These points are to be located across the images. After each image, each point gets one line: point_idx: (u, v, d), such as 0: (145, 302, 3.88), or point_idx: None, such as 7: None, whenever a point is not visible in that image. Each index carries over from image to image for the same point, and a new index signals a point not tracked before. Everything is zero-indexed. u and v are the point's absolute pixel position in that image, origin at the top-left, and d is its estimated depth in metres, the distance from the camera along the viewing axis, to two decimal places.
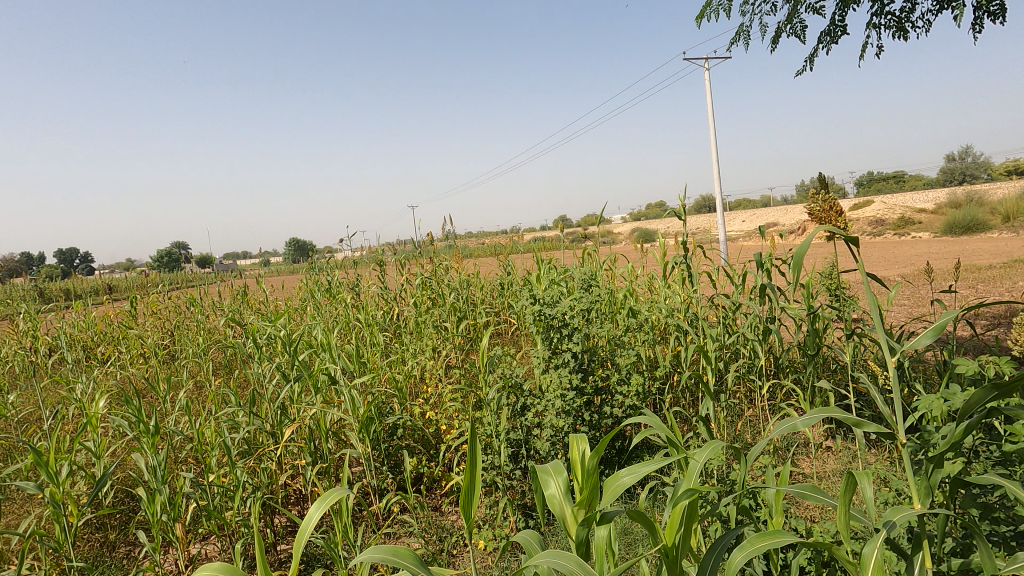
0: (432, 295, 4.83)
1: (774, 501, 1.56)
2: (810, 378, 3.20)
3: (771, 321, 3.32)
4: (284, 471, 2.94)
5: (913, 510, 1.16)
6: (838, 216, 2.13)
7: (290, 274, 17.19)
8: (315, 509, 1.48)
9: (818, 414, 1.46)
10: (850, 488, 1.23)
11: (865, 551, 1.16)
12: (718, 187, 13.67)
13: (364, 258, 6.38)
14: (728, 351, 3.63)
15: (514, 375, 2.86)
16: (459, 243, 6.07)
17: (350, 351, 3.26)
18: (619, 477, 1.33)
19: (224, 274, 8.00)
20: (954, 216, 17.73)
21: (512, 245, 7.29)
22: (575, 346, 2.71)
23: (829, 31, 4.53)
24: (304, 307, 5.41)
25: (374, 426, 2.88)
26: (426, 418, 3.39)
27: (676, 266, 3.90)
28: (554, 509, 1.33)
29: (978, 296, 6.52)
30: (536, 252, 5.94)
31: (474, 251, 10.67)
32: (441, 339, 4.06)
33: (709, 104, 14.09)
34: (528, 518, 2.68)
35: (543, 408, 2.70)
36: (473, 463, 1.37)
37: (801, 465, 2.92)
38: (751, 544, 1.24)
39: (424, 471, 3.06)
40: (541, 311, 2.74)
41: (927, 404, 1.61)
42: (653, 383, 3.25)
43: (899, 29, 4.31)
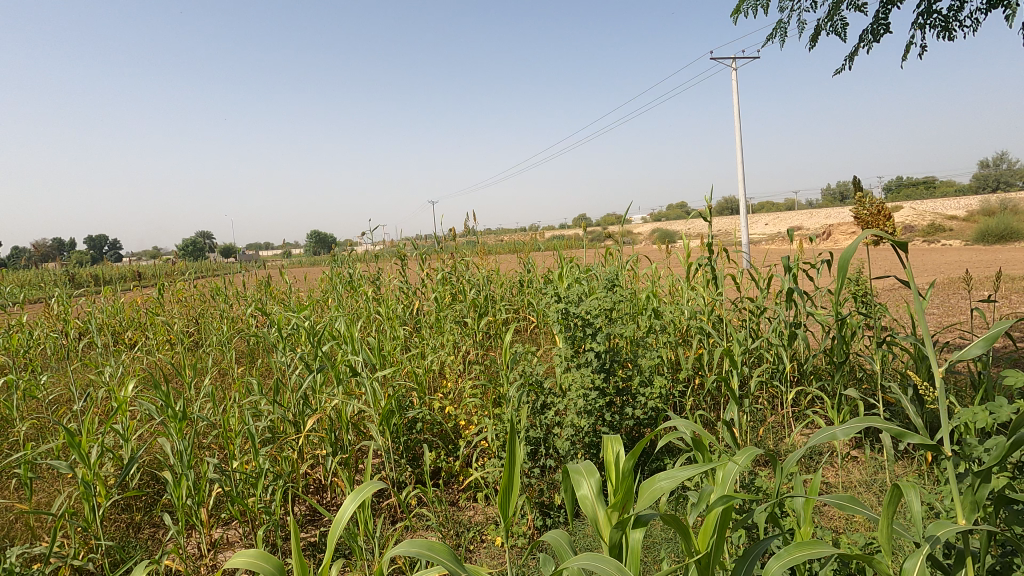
0: (452, 291, 4.85)
1: (803, 510, 1.52)
2: (837, 386, 3.12)
3: (797, 325, 3.26)
4: (305, 460, 2.98)
5: (958, 526, 1.12)
6: (886, 220, 2.08)
7: (311, 266, 17.44)
8: (349, 502, 1.51)
9: (858, 424, 1.43)
10: (893, 499, 1.20)
11: (906, 565, 1.13)
12: (741, 191, 13.57)
13: (386, 252, 6.44)
14: (753, 356, 3.57)
15: (535, 373, 2.85)
16: (480, 239, 6.08)
17: (372, 344, 3.29)
18: (656, 481, 1.32)
19: (248, 264, 8.12)
20: (988, 224, 17.18)
21: (534, 243, 7.28)
22: (598, 346, 2.68)
23: (872, 30, 4.40)
24: (327, 299, 5.48)
25: (394, 418, 2.91)
26: (446, 412, 3.41)
27: (700, 268, 3.86)
28: (587, 510, 1.32)
29: (1015, 306, 6.31)
30: (557, 250, 5.91)
31: (494, 248, 10.69)
32: (461, 334, 4.05)
33: (738, 104, 13.89)
34: (546, 517, 2.68)
35: (564, 407, 2.69)
36: (509, 458, 1.38)
37: (826, 475, 2.85)
38: (789, 554, 1.21)
39: (442, 465, 3.08)
40: (566, 309, 2.76)
41: (969, 416, 1.54)
42: (675, 385, 3.22)
43: (945, 29, 4.18)
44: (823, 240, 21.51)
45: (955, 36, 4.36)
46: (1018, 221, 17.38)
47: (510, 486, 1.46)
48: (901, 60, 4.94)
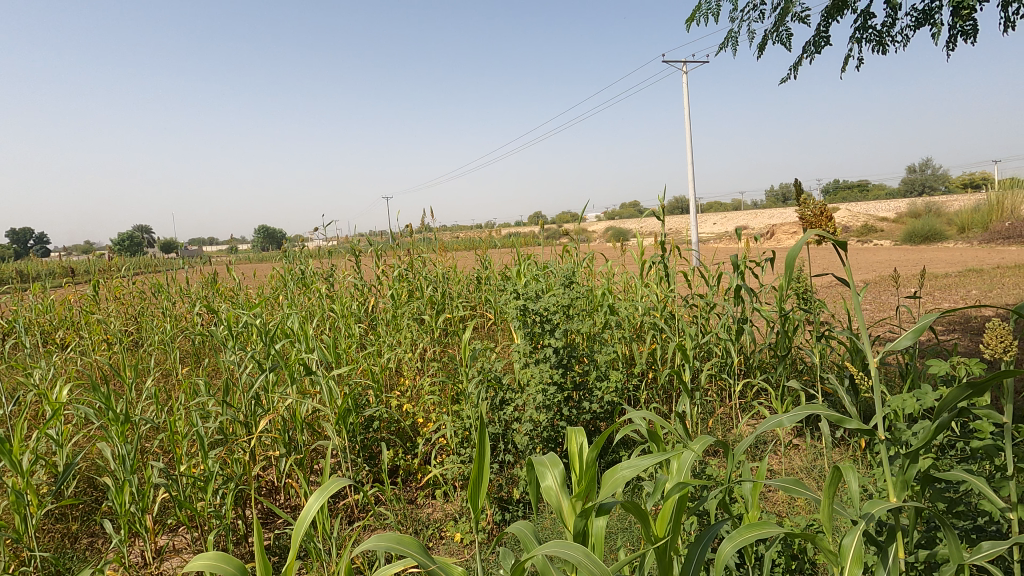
0: (409, 288, 4.82)
1: (751, 496, 1.61)
2: (780, 378, 3.29)
3: (743, 321, 3.42)
4: (258, 462, 2.90)
5: (890, 503, 1.22)
6: (828, 221, 2.20)
7: (260, 262, 16.85)
8: (314, 500, 1.47)
9: (802, 411, 1.52)
10: (834, 481, 1.29)
11: (844, 542, 1.21)
12: (690, 192, 14.01)
13: (340, 248, 6.30)
14: (703, 350, 3.70)
15: (494, 369, 2.87)
16: (437, 235, 6.03)
17: (328, 342, 3.22)
18: (618, 470, 1.36)
19: (191, 260, 7.74)
20: (914, 225, 18.38)
21: (491, 240, 7.29)
22: (556, 341, 2.72)
23: (814, 41, 4.62)
24: (278, 296, 5.32)
25: (351, 417, 2.86)
26: (403, 410, 3.38)
27: (653, 265, 3.96)
28: (551, 500, 1.35)
29: (937, 301, 6.79)
30: (515, 247, 5.93)
31: (452, 245, 10.68)
32: (419, 331, 4.02)
33: (689, 107, 14.32)
34: (505, 511, 2.70)
35: (523, 402, 2.72)
36: (478, 448, 1.39)
37: (771, 462, 3.00)
38: (740, 535, 1.28)
39: (400, 463, 3.06)
40: (525, 305, 2.79)
41: (899, 402, 1.69)
42: (630, 380, 3.31)
43: (880, 43, 4.44)
44: (767, 239, 22.51)
45: (888, 50, 4.63)
46: (941, 222, 18.72)
47: (478, 478, 1.47)
48: (841, 70, 5.21)
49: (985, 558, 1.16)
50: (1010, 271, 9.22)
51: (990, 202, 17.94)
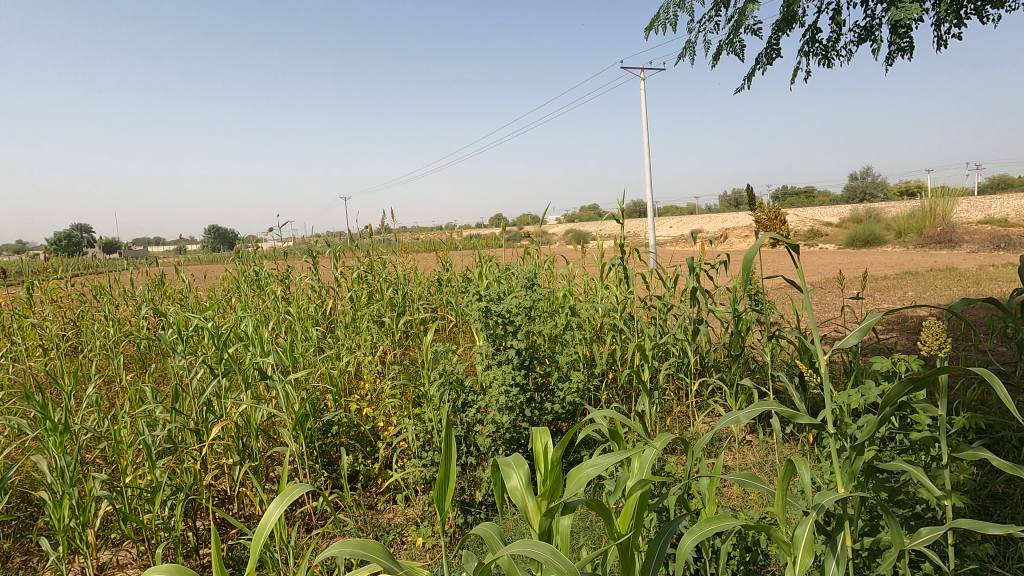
0: (368, 290, 4.74)
1: (708, 491, 1.65)
2: (734, 377, 3.40)
3: (700, 322, 3.53)
4: (209, 471, 2.79)
5: (839, 494, 1.27)
6: (781, 224, 2.30)
7: (211, 264, 16.22)
8: (273, 508, 1.42)
9: (757, 408, 1.58)
10: (787, 474, 1.34)
11: (796, 532, 1.26)
12: (648, 196, 14.32)
13: (297, 249, 6.14)
14: (661, 350, 3.79)
15: (456, 371, 2.86)
16: (397, 237, 5.96)
17: (284, 345, 3.13)
18: (583, 468, 1.37)
19: (136, 261, 7.38)
20: (856, 230, 19.35)
21: (452, 241, 7.25)
22: (518, 343, 2.74)
23: (765, 52, 4.81)
24: (230, 298, 5.14)
25: (308, 423, 2.79)
26: (363, 414, 3.33)
27: (613, 267, 4.03)
28: (516, 500, 1.35)
29: (877, 302, 7.17)
30: (476, 249, 5.92)
31: (412, 246, 10.58)
32: (379, 334, 3.96)
33: (646, 114, 14.66)
34: (467, 513, 2.70)
35: (485, 405, 2.72)
36: (446, 449, 1.38)
37: (725, 458, 3.09)
38: (699, 529, 1.31)
39: (360, 468, 3.00)
40: (487, 307, 2.79)
41: (845, 398, 1.78)
42: (591, 380, 3.35)
43: (825, 57, 4.66)
44: (720, 242, 23.25)
45: (833, 64, 4.86)
46: (879, 227, 19.78)
47: (445, 479, 1.45)
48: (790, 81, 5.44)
49: (924, 543, 1.22)
50: (941, 273, 9.84)
51: (924, 209, 19.08)
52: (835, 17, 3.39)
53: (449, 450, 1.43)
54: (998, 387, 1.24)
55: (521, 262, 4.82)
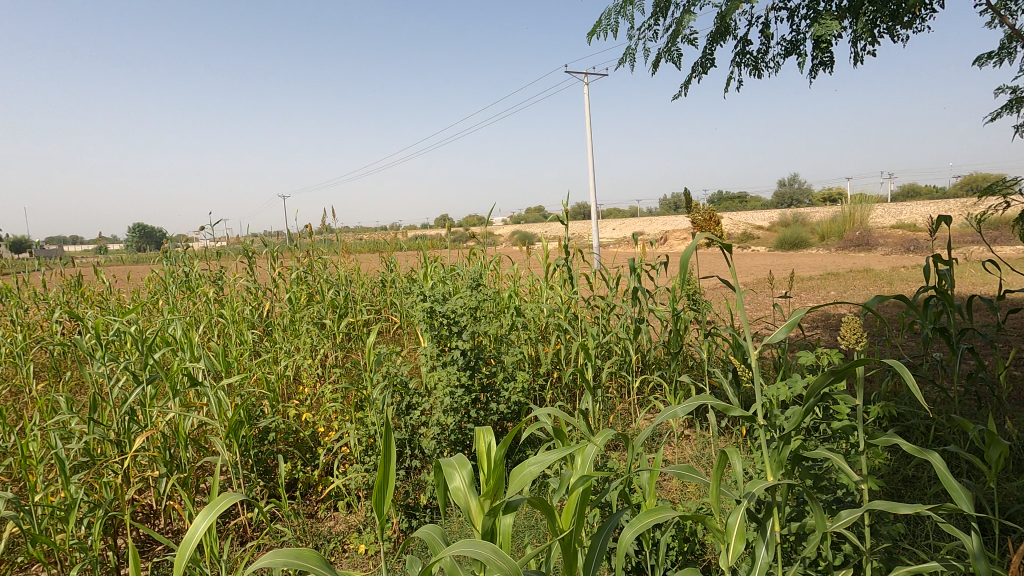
0: (308, 292, 4.58)
1: (649, 485, 1.70)
2: (673, 374, 3.52)
3: (641, 321, 3.63)
4: (132, 484, 2.61)
5: (768, 482, 1.33)
6: (714, 226, 2.42)
7: (135, 264, 15.21)
8: (200, 521, 1.35)
9: (693, 402, 1.63)
10: (721, 465, 1.39)
11: (729, 521, 1.31)
12: (592, 199, 14.63)
13: (231, 249, 5.86)
14: (604, 349, 3.87)
15: (400, 373, 2.81)
16: (339, 236, 5.80)
17: (217, 349, 2.98)
18: (525, 467, 1.38)
19: (49, 261, 6.80)
20: (785, 234, 20.48)
21: (396, 242, 7.12)
22: (463, 344, 2.72)
23: (701, 62, 5.01)
24: (157, 301, 4.83)
25: (243, 430, 2.66)
26: (302, 420, 3.21)
27: (558, 268, 4.08)
28: (459, 501, 1.33)
29: (803, 302, 7.62)
30: (421, 249, 5.84)
31: (353, 246, 10.32)
32: (320, 337, 3.83)
33: (590, 118, 14.96)
34: (411, 518, 2.65)
35: (430, 406, 2.68)
36: (385, 451, 1.34)
37: (665, 453, 3.19)
38: (638, 521, 1.35)
39: (299, 476, 2.89)
40: (431, 308, 2.76)
41: (774, 391, 1.89)
42: (536, 380, 3.37)
43: (755, 68, 4.90)
44: (660, 244, 24.01)
45: (762, 76, 5.13)
46: (804, 231, 21.04)
47: (384, 483, 1.42)
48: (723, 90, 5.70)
49: (844, 525, 1.30)
50: (858, 274, 10.59)
51: (844, 214, 20.46)
52: (764, 31, 3.57)
53: (387, 451, 1.39)
54: (909, 377, 1.33)
55: (466, 263, 4.80)
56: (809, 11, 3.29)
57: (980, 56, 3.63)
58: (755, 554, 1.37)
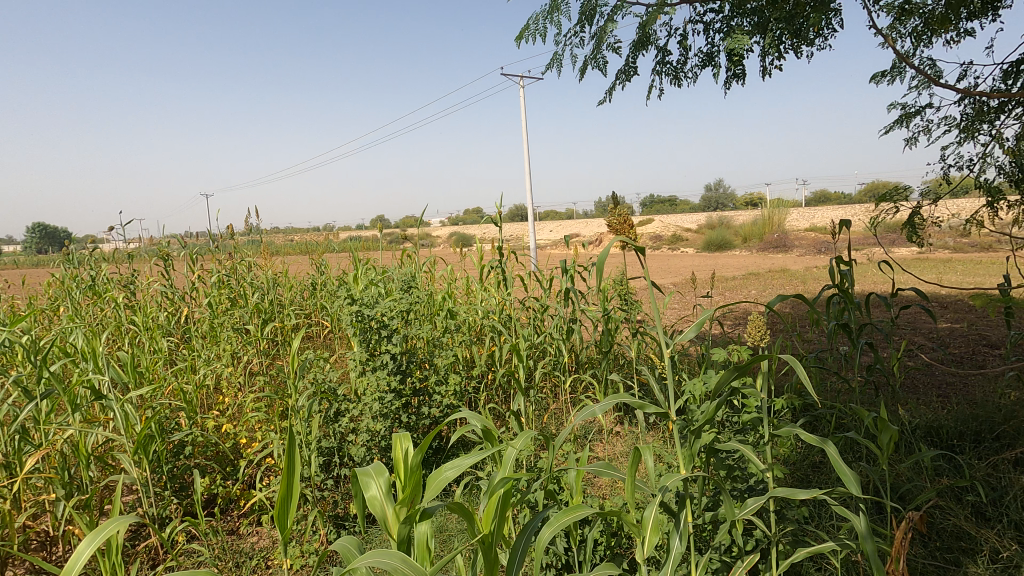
0: (230, 296, 4.35)
1: (574, 483, 1.73)
2: (603, 372, 3.61)
3: (573, 321, 3.70)
4: (24, 510, 2.38)
5: (680, 475, 1.39)
6: (630, 229, 2.47)
7: (35, 268, 13.91)
8: (83, 547, 1.29)
9: (611, 400, 1.68)
10: (637, 461, 1.44)
11: (644, 514, 1.35)
12: (528, 202, 14.79)
13: (145, 251, 5.47)
14: (537, 350, 3.91)
15: (328, 380, 2.72)
16: (265, 238, 5.55)
17: (125, 359, 2.77)
18: (442, 472, 1.36)
19: None
20: (711, 236, 21.52)
21: (328, 243, 6.90)
22: (393, 347, 2.67)
23: (626, 70, 5.19)
24: (57, 308, 4.44)
25: (154, 445, 2.49)
26: (222, 432, 3.04)
27: (492, 270, 4.09)
28: (375, 511, 1.30)
29: (727, 301, 8.04)
30: (353, 251, 5.69)
31: (282, 248, 9.90)
32: (243, 343, 3.65)
33: (525, 122, 15.12)
34: (340, 528, 2.57)
35: (359, 413, 2.61)
36: (289, 464, 1.29)
37: (597, 450, 3.26)
38: (557, 520, 1.36)
39: (218, 491, 2.73)
40: (359, 311, 2.70)
41: (690, 387, 1.99)
42: (469, 382, 3.36)
43: (676, 78, 5.13)
44: (595, 246, 24.61)
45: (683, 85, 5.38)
46: (728, 233, 22.21)
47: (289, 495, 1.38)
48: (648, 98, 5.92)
49: (750, 512, 1.37)
50: (776, 274, 11.29)
51: (763, 218, 21.77)
52: (683, 43, 3.75)
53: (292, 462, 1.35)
54: (802, 370, 1.46)
55: (400, 265, 4.72)
56: (722, 26, 3.48)
57: (875, 74, 3.96)
58: (670, 545, 1.40)
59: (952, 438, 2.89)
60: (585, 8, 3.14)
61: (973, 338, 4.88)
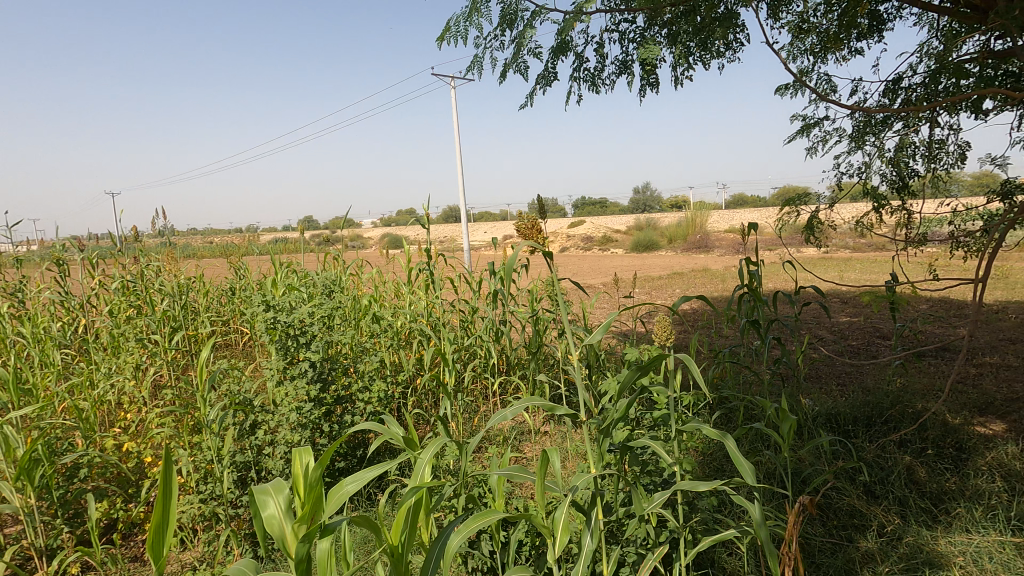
0: (135, 304, 4.04)
1: (496, 487, 1.74)
2: (532, 373, 3.65)
3: (501, 323, 3.71)
4: None
5: (591, 474, 1.43)
6: (537, 235, 2.27)
7: None
8: None
9: (524, 403, 1.71)
10: (546, 463, 1.45)
11: (556, 515, 1.38)
12: (461, 204, 14.75)
13: (36, 256, 4.99)
14: (467, 353, 3.90)
15: (242, 391, 2.58)
16: (176, 241, 5.19)
17: (5, 377, 2.50)
18: (343, 486, 1.31)
19: None
20: (638, 237, 22.33)
21: (248, 246, 6.56)
22: (313, 355, 2.57)
23: (547, 74, 5.27)
24: None
25: (40, 470, 2.26)
26: (124, 451, 2.81)
27: (420, 273, 4.03)
28: (272, 531, 1.22)
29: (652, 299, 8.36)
30: (275, 255, 5.44)
31: (199, 251, 9.32)
32: (149, 354, 3.39)
33: (457, 124, 15.05)
34: (256, 547, 2.44)
35: (276, 424, 2.49)
36: (168, 486, 1.15)
37: (525, 450, 3.29)
38: (468, 526, 1.34)
39: (118, 516, 2.52)
40: (276, 318, 2.58)
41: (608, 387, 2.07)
42: (396, 388, 3.30)
43: (593, 84, 5.28)
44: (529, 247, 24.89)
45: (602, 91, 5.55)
46: (655, 234, 23.12)
47: (162, 520, 1.20)
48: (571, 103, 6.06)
49: (657, 506, 1.43)
50: (698, 273, 11.87)
51: (687, 220, 22.83)
52: (600, 51, 3.86)
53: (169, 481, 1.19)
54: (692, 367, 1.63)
55: (324, 268, 4.56)
56: (636, 36, 3.61)
57: (780, 86, 4.23)
58: (582, 544, 1.41)
59: (848, 423, 3.14)
60: (505, 13, 3.16)
61: (868, 331, 5.33)
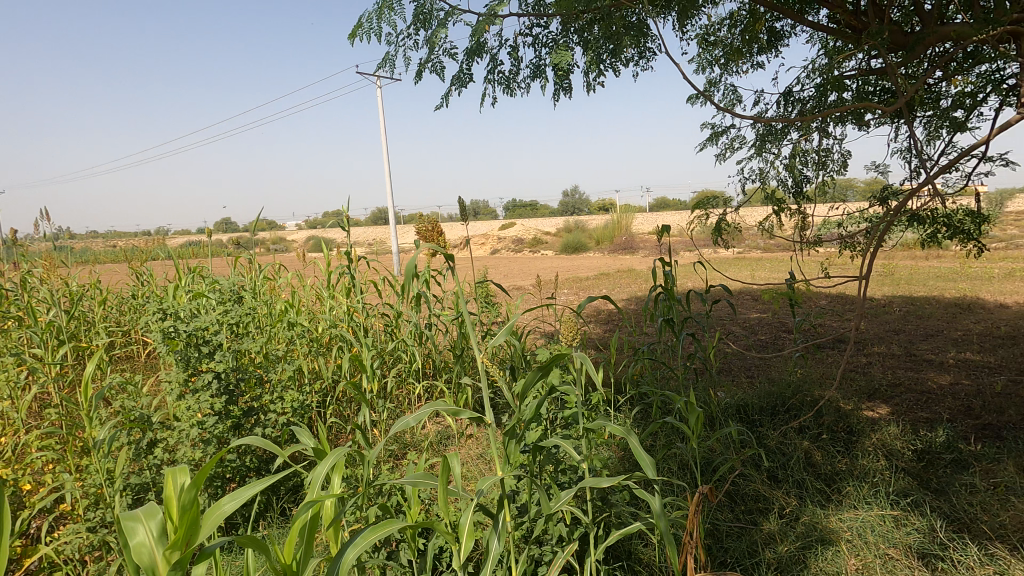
0: (15, 315, 3.64)
1: (411, 496, 1.70)
2: (457, 376, 3.63)
3: (426, 327, 3.66)
4: None
5: (496, 476, 1.43)
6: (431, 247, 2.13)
7: None
8: None
9: (426, 410, 1.72)
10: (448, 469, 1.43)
11: (461, 520, 1.37)
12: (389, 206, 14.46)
13: None
14: (391, 357, 3.81)
15: (138, 406, 2.39)
16: (67, 245, 4.73)
17: None
18: (221, 505, 1.21)
19: None
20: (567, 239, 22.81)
21: (154, 250, 6.10)
22: (218, 365, 2.41)
23: (460, 75, 5.26)
24: None
25: None
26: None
27: (340, 276, 3.90)
28: (140, 559, 1.08)
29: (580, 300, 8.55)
30: (183, 259, 5.08)
31: (99, 256, 8.57)
32: (31, 370, 3.07)
33: (384, 125, 14.76)
34: None
35: (176, 441, 2.32)
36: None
37: (450, 454, 3.26)
38: (366, 539, 1.28)
39: None
40: (175, 326, 2.40)
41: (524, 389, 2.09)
42: (314, 396, 3.17)
43: (507, 86, 5.33)
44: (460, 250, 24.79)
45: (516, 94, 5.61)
46: (583, 236, 23.73)
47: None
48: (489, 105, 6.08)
49: (562, 504, 1.46)
50: (624, 274, 12.28)
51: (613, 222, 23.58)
52: (516, 54, 3.91)
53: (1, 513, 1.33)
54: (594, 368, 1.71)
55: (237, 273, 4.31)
56: (547, 40, 3.69)
57: (692, 95, 4.46)
58: (489, 548, 1.40)
59: (755, 413, 3.35)
60: (420, 12, 3.12)
61: (775, 326, 5.71)
